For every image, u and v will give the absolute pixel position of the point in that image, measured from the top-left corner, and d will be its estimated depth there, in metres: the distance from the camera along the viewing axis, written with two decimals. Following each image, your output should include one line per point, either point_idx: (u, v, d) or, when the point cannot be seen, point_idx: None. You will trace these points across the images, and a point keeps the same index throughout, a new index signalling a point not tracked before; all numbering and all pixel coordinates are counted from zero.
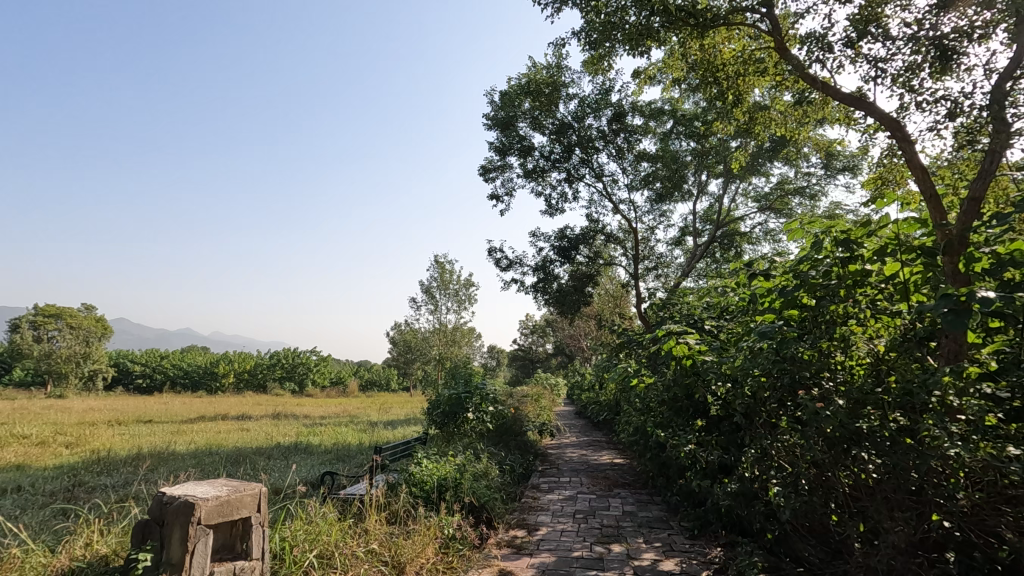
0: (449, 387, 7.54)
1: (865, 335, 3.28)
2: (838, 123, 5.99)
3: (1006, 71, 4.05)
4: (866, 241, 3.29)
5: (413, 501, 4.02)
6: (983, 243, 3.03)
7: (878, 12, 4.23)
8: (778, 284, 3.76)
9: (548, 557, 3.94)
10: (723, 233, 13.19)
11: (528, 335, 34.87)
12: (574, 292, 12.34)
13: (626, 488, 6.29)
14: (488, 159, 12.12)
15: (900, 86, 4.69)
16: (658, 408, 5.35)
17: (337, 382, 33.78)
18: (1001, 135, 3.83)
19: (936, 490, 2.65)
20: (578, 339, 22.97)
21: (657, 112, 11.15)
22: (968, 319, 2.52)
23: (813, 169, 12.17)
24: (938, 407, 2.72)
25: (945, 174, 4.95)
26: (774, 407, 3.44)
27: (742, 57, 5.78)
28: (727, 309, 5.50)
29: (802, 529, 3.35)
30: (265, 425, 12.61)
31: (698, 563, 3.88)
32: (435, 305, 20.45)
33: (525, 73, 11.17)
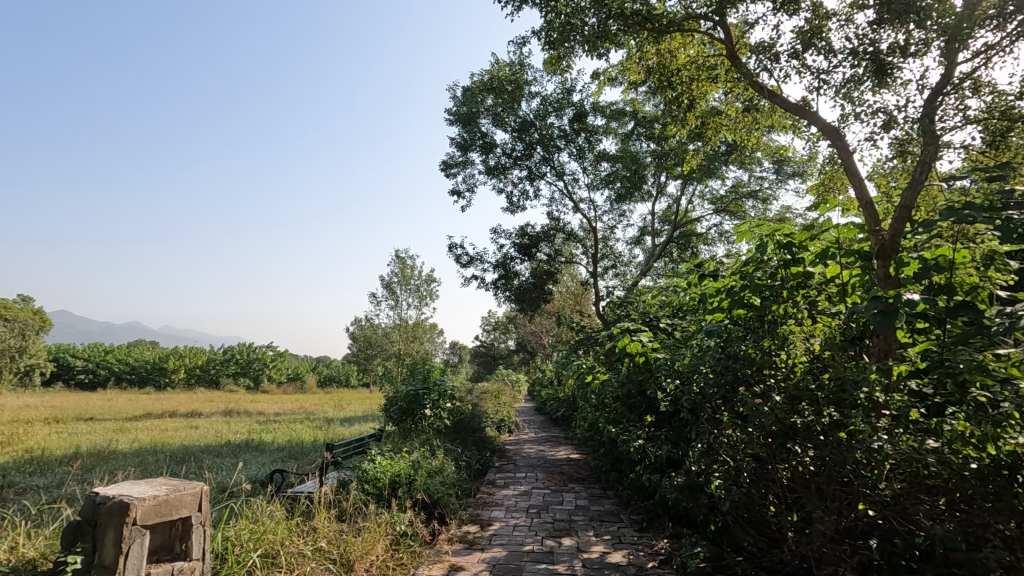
0: (406, 383, 7.49)
1: (803, 334, 3.43)
2: (786, 130, 6.22)
3: (938, 87, 4.29)
4: (809, 244, 3.45)
5: (364, 498, 3.99)
6: (914, 248, 3.24)
7: (821, 25, 4.42)
8: (726, 284, 3.90)
9: (499, 552, 3.99)
10: (681, 233, 13.51)
11: (489, 332, 34.92)
12: (534, 289, 12.41)
13: (581, 482, 6.39)
14: (450, 155, 12.05)
15: (842, 97, 4.90)
16: (612, 404, 5.47)
17: (293, 378, 33.02)
18: (932, 147, 4.05)
19: (863, 481, 2.80)
20: (540, 336, 23.16)
21: (618, 113, 11.33)
22: (894, 320, 2.69)
23: (765, 173, 12.60)
24: (865, 403, 2.89)
25: (884, 181, 5.22)
26: (719, 403, 3.56)
27: (696, 63, 5.94)
28: (680, 308, 5.67)
29: (742, 520, 3.46)
30: (215, 422, 12.21)
31: (644, 555, 4.00)
32: (395, 301, 20.23)
33: (488, 69, 11.15)
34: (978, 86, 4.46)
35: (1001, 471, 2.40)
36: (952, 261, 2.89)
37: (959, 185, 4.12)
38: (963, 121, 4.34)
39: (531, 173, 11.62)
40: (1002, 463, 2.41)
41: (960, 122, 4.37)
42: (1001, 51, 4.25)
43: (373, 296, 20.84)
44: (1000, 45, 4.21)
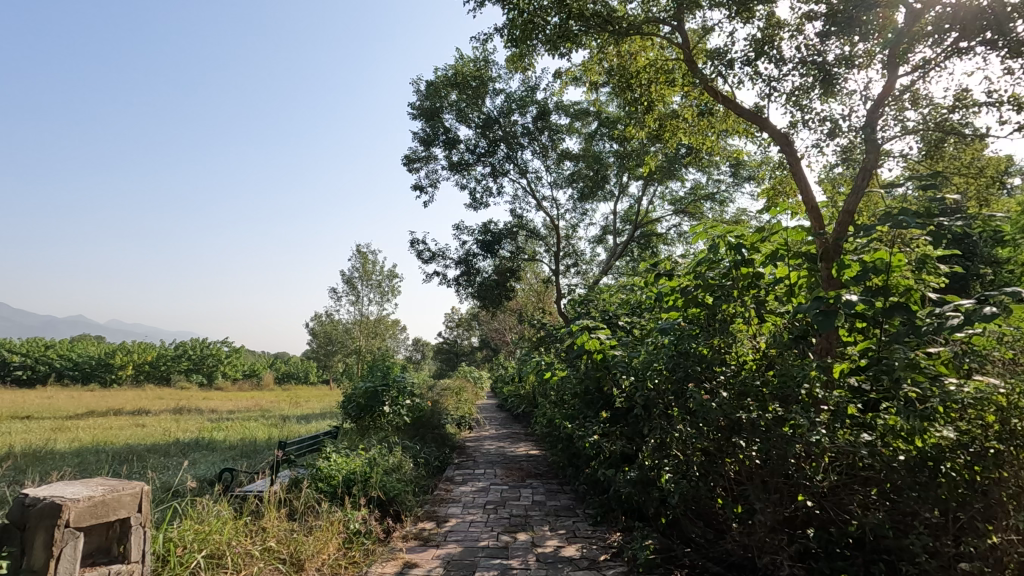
0: (365, 379, 7.39)
1: (750, 333, 3.51)
2: (740, 135, 6.42)
3: (880, 98, 4.50)
4: (760, 246, 3.59)
5: (317, 496, 3.92)
6: (855, 251, 3.41)
7: (774, 34, 4.57)
8: (681, 283, 4.00)
9: (454, 548, 3.99)
10: (641, 233, 13.77)
11: (452, 329, 34.75)
12: (497, 286, 12.41)
13: (539, 478, 6.45)
14: (412, 149, 11.91)
15: (791, 104, 5.09)
16: (569, 401, 5.53)
17: (249, 375, 32.13)
18: (873, 155, 4.25)
19: (803, 473, 2.92)
20: (503, 333, 23.25)
21: (582, 113, 11.45)
22: (835, 320, 2.82)
23: (723, 177, 12.96)
24: (806, 399, 3.00)
25: (831, 187, 5.43)
26: (670, 399, 3.66)
27: (655, 67, 6.07)
28: (638, 306, 5.78)
29: (691, 513, 3.57)
30: (164, 420, 11.70)
31: (597, 548, 4.08)
32: (356, 296, 19.91)
33: (452, 64, 11.08)
34: (917, 98, 4.70)
35: (926, 462, 2.55)
36: (889, 264, 3.04)
37: (897, 191, 4.35)
38: (902, 131, 4.57)
39: (495, 170, 11.61)
40: (928, 455, 2.56)
41: (899, 133, 4.59)
42: (937, 66, 4.50)
43: (333, 292, 20.47)
44: (937, 60, 4.45)
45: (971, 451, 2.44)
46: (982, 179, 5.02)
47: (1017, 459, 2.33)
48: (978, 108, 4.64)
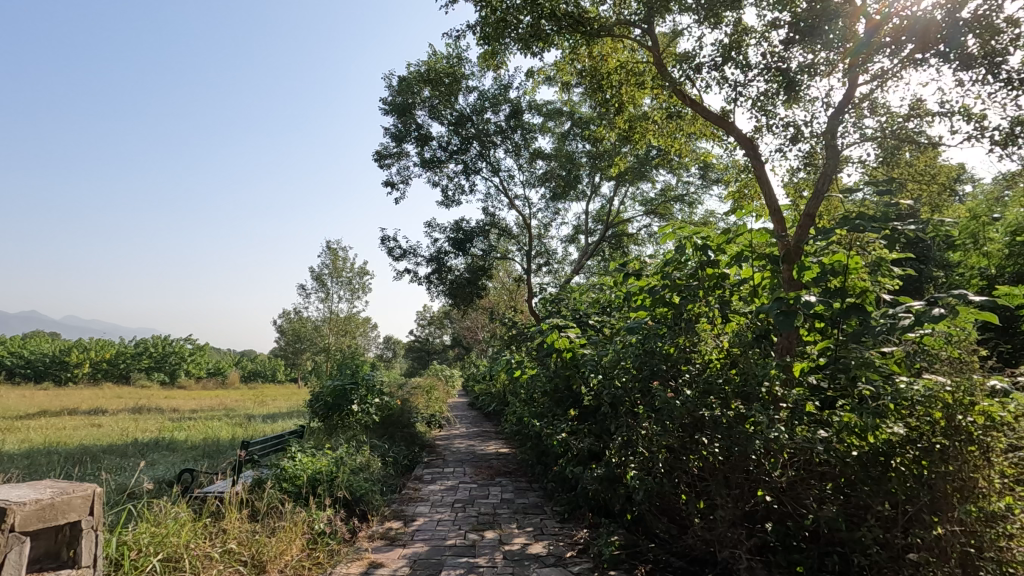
0: (333, 378, 7.28)
1: (713, 332, 3.58)
2: (708, 138, 6.54)
3: (839, 106, 4.65)
4: (726, 247, 3.68)
5: (280, 497, 3.85)
6: (815, 253, 3.53)
7: (740, 39, 4.67)
8: (648, 283, 4.07)
9: (421, 547, 3.98)
10: (613, 233, 13.91)
11: (424, 327, 34.51)
12: (468, 284, 12.36)
13: (508, 476, 6.47)
14: (384, 145, 11.78)
15: (757, 109, 5.21)
16: (539, 399, 5.56)
17: (214, 373, 31.33)
18: (834, 161, 4.39)
19: (762, 469, 3.01)
20: (475, 331, 23.23)
21: (555, 112, 11.51)
22: (794, 320, 2.92)
23: (692, 179, 13.19)
24: (766, 397, 3.07)
25: (794, 191, 5.57)
26: (636, 397, 3.71)
27: (626, 69, 6.14)
28: (608, 305, 5.85)
29: (655, 509, 3.63)
30: (122, 420, 11.30)
31: (564, 545, 4.12)
32: (326, 293, 19.61)
33: (425, 60, 11.00)
34: (875, 107, 4.87)
35: (878, 457, 2.68)
36: (846, 266, 3.16)
37: (855, 196, 4.51)
38: (861, 138, 4.73)
39: (467, 168, 11.57)
40: (879, 450, 2.69)
41: (859, 139, 4.75)
42: (894, 76, 4.67)
43: (302, 288, 20.12)
44: (894, 71, 4.62)
45: (920, 446, 2.55)
46: (935, 186, 5.24)
47: (961, 454, 2.41)
48: (932, 117, 4.83)
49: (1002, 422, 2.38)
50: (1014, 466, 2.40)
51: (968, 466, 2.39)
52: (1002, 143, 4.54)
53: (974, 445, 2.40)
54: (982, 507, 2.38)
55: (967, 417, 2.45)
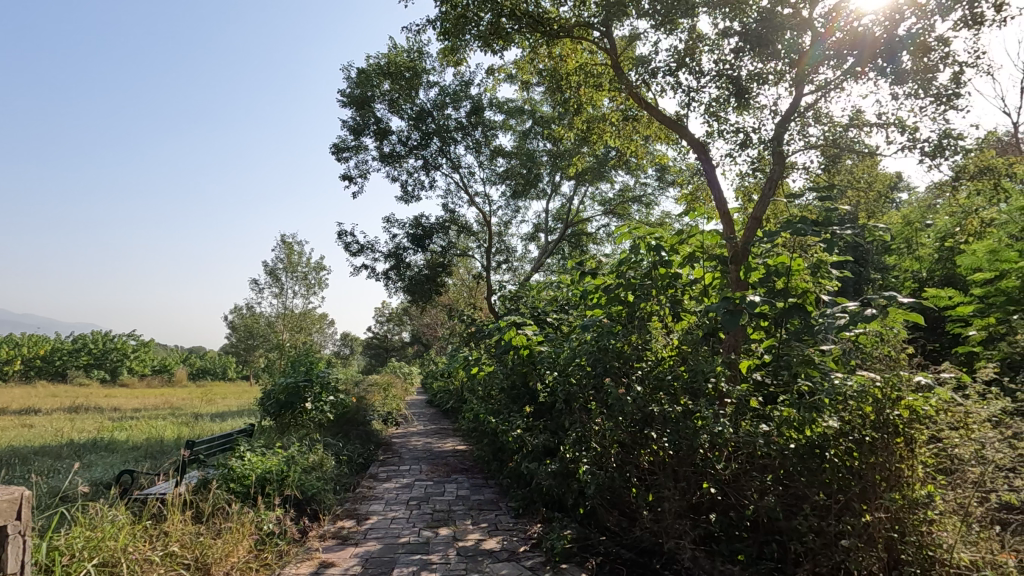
0: (285, 375, 7.09)
1: (664, 330, 3.69)
2: (663, 141, 6.71)
3: (786, 114, 4.85)
4: (679, 248, 3.80)
5: (227, 497, 3.74)
6: (761, 255, 3.68)
7: (695, 46, 4.81)
8: (604, 282, 4.14)
9: (374, 545, 3.95)
10: (572, 232, 14.08)
11: (382, 324, 34.06)
12: (427, 280, 12.25)
13: (464, 473, 6.46)
14: (341, 138, 11.53)
15: (709, 114, 5.38)
16: (496, 396, 5.59)
17: (159, 371, 29.99)
18: (780, 166, 4.57)
19: (707, 462, 3.10)
20: (435, 328, 23.12)
21: (516, 111, 11.55)
22: (739, 319, 3.04)
23: (649, 180, 13.49)
24: (712, 393, 3.17)
25: (743, 195, 5.79)
26: (590, 393, 3.80)
27: (584, 71, 6.23)
28: (566, 303, 5.93)
29: (606, 503, 3.70)
30: (56, 420, 10.65)
31: (518, 539, 4.16)
32: (280, 288, 19.09)
33: (385, 52, 10.83)
34: (819, 116, 5.11)
35: (814, 450, 2.79)
36: (790, 268, 3.33)
37: (799, 200, 4.72)
38: (805, 145, 4.95)
39: (427, 163, 11.47)
40: (815, 443, 2.80)
41: (804, 147, 4.98)
42: (836, 87, 4.91)
43: (255, 283, 19.53)
44: (836, 82, 4.85)
45: (852, 438, 2.69)
46: (872, 193, 5.53)
47: (889, 445, 2.60)
48: (870, 128, 5.10)
49: (925, 414, 2.57)
50: (935, 456, 2.58)
51: (894, 457, 2.59)
52: (931, 154, 4.84)
53: (900, 437, 2.59)
54: (906, 495, 2.57)
55: (894, 410, 2.61)
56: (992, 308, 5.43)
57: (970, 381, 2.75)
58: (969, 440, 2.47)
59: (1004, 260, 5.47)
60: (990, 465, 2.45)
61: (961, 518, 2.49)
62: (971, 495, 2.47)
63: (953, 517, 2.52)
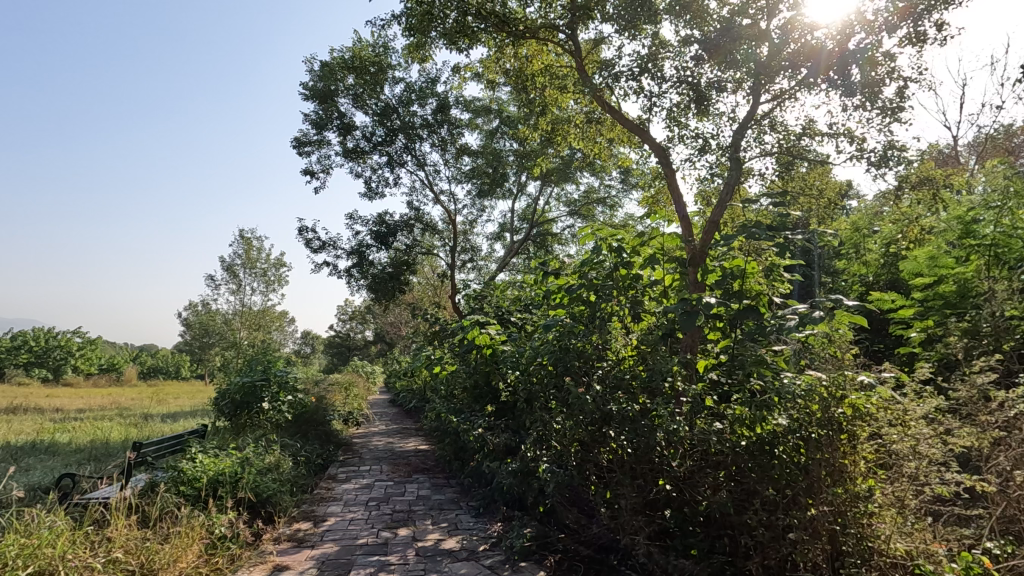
0: (242, 374, 6.89)
1: (624, 330, 3.75)
2: (626, 145, 6.82)
3: (744, 122, 5.00)
4: (640, 249, 3.85)
5: (176, 501, 3.62)
6: (718, 258, 3.77)
7: (657, 53, 4.91)
8: (567, 282, 4.18)
9: (330, 547, 3.88)
10: (537, 232, 14.14)
11: (345, 322, 33.48)
12: (391, 279, 12.09)
13: (426, 473, 6.42)
14: (303, 132, 11.28)
15: (670, 119, 5.50)
16: (459, 395, 5.58)
17: (106, 369, 28.67)
18: (736, 172, 4.71)
19: (663, 459, 3.16)
20: (398, 327, 22.87)
21: (483, 109, 11.54)
22: (696, 320, 3.13)
23: (613, 182, 13.67)
24: (669, 391, 3.23)
25: (702, 199, 5.95)
26: (551, 392, 3.83)
27: (549, 73, 6.29)
28: (529, 303, 5.95)
29: (566, 501, 3.74)
30: None
31: (478, 539, 4.17)
32: (237, 285, 18.53)
33: (350, 46, 10.66)
34: (774, 124, 5.29)
35: (764, 447, 2.88)
36: (744, 271, 3.41)
37: (754, 206, 4.86)
38: (761, 152, 5.12)
39: (391, 160, 11.33)
40: (765, 440, 2.89)
41: (760, 153, 5.14)
42: (791, 97, 5.08)
43: (212, 279, 18.91)
44: (790, 92, 5.03)
45: (799, 435, 2.77)
46: (823, 200, 5.76)
47: (833, 442, 2.69)
48: (822, 137, 5.31)
49: (867, 412, 2.69)
50: (876, 451, 2.71)
51: (838, 452, 2.68)
52: (877, 163, 5.07)
53: (844, 433, 2.69)
54: (848, 489, 2.68)
55: (838, 409, 2.71)
56: (930, 311, 5.74)
57: (909, 380, 2.89)
58: (907, 436, 2.60)
59: (942, 265, 5.79)
60: (924, 460, 2.58)
61: (897, 510, 2.62)
62: (907, 488, 2.60)
63: (891, 509, 2.66)
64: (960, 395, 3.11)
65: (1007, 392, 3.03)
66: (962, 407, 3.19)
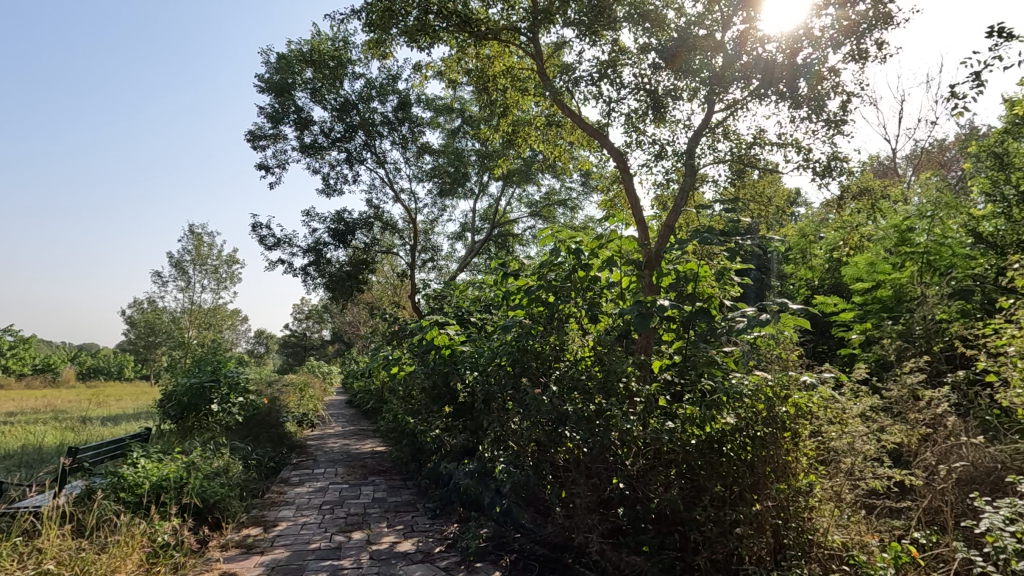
0: (189, 374, 6.63)
1: (581, 331, 3.80)
2: (585, 148, 6.91)
3: (698, 130, 5.15)
4: (598, 252, 3.92)
5: (116, 509, 3.46)
6: (673, 262, 3.87)
7: (616, 59, 5.00)
8: (526, 283, 4.20)
9: (281, 553, 3.79)
10: (498, 232, 14.14)
11: (301, 321, 32.64)
12: (349, 277, 11.87)
13: (382, 475, 6.34)
14: (258, 125, 10.94)
15: (629, 125, 5.61)
16: (417, 396, 5.53)
17: (42, 370, 27.05)
18: (691, 178, 4.84)
19: (616, 459, 3.21)
20: (357, 326, 22.47)
21: (445, 108, 11.47)
22: (649, 322, 3.20)
23: (573, 184, 13.82)
24: (623, 392, 3.29)
25: (658, 204, 6.09)
26: (508, 393, 3.85)
27: (510, 75, 6.32)
28: (488, 303, 5.96)
29: (521, 501, 3.76)
30: None
31: (434, 540, 4.14)
32: (186, 283, 17.82)
33: (308, 39, 10.41)
34: (727, 133, 5.47)
35: (712, 445, 2.96)
36: (697, 274, 3.53)
37: (708, 211, 5.01)
38: (715, 159, 5.28)
39: (350, 157, 11.12)
40: (713, 438, 2.98)
41: (713, 160, 5.31)
42: (743, 107, 5.26)
43: (158, 276, 18.10)
44: (742, 102, 5.21)
45: (746, 434, 2.86)
46: (772, 208, 5.99)
47: (777, 440, 2.79)
48: (771, 147, 5.52)
49: (809, 411, 2.81)
50: (817, 449, 2.84)
51: (782, 450, 2.79)
52: (822, 173, 5.32)
53: (787, 431, 2.80)
54: (791, 485, 2.79)
55: (783, 408, 2.82)
56: (869, 315, 6.06)
57: (848, 381, 3.03)
58: (844, 433, 2.79)
59: (880, 271, 6.12)
60: (858, 456, 2.78)
61: (834, 504, 2.78)
62: (844, 483, 2.79)
63: (829, 503, 2.81)
64: (892, 394, 3.38)
65: (932, 392, 3.30)
66: (893, 406, 3.47)
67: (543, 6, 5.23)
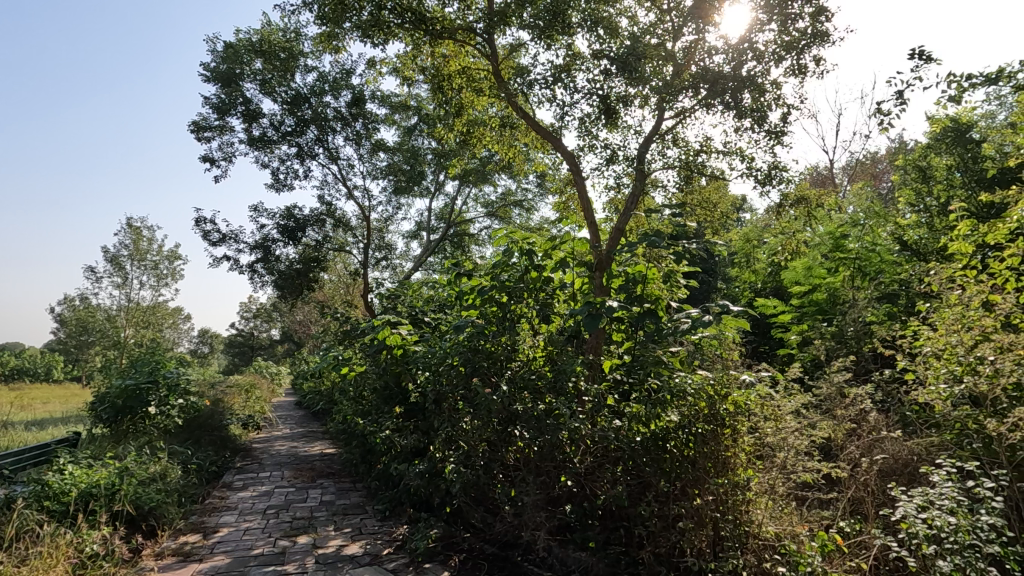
0: (125, 375, 6.30)
1: (533, 331, 3.83)
2: (540, 150, 6.98)
3: (648, 136, 5.30)
4: (551, 253, 3.96)
5: (40, 518, 3.26)
6: (622, 264, 3.96)
7: (571, 64, 5.08)
8: (480, 283, 4.20)
9: (221, 560, 3.66)
10: (454, 232, 14.09)
11: (248, 320, 31.50)
12: (298, 275, 11.55)
13: (330, 478, 6.19)
14: (202, 116, 10.51)
15: (582, 129, 5.71)
16: (368, 396, 5.44)
17: None
18: (641, 183, 4.96)
19: (565, 457, 3.27)
20: (308, 325, 21.87)
21: (401, 106, 11.34)
22: (598, 322, 3.27)
23: (529, 186, 13.93)
24: (572, 392, 3.35)
25: (610, 207, 6.22)
26: (459, 393, 3.84)
27: (465, 75, 6.31)
28: (442, 303, 5.92)
29: (472, 501, 3.77)
30: None
31: (382, 542, 4.09)
32: (123, 279, 16.90)
33: (257, 29, 10.09)
34: (676, 139, 5.65)
35: (657, 442, 3.05)
36: (645, 276, 3.63)
37: (656, 216, 5.16)
38: (664, 164, 5.45)
39: (301, 152, 10.84)
40: (658, 436, 3.06)
41: (662, 166, 5.47)
42: (691, 115, 5.45)
43: (92, 271, 17.08)
44: (691, 110, 5.39)
45: (689, 431, 2.97)
46: (717, 213, 6.22)
47: (717, 436, 2.92)
48: (717, 154, 5.73)
49: (746, 408, 2.95)
50: (754, 444, 2.97)
51: (722, 446, 2.91)
52: (763, 181, 5.57)
53: (727, 428, 2.92)
54: (730, 478, 2.90)
55: (723, 405, 2.95)
56: (805, 317, 6.38)
57: (784, 380, 3.18)
58: (779, 428, 2.93)
59: (816, 276, 6.45)
60: (790, 450, 2.92)
61: (769, 497, 2.89)
62: (778, 476, 2.91)
63: (764, 496, 2.92)
64: (823, 391, 3.56)
65: (859, 389, 3.49)
66: (824, 402, 3.66)
67: (499, 7, 5.26)
